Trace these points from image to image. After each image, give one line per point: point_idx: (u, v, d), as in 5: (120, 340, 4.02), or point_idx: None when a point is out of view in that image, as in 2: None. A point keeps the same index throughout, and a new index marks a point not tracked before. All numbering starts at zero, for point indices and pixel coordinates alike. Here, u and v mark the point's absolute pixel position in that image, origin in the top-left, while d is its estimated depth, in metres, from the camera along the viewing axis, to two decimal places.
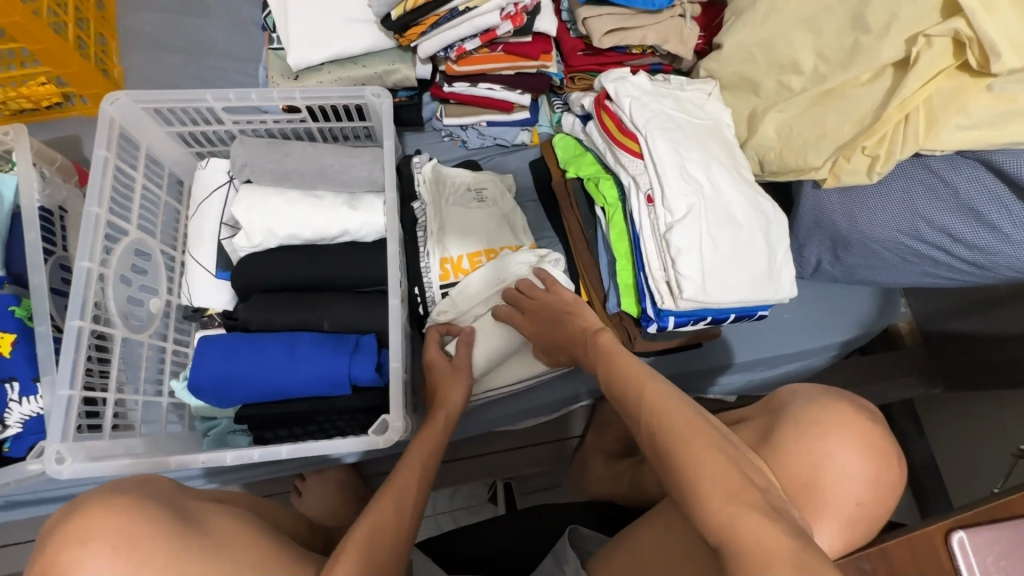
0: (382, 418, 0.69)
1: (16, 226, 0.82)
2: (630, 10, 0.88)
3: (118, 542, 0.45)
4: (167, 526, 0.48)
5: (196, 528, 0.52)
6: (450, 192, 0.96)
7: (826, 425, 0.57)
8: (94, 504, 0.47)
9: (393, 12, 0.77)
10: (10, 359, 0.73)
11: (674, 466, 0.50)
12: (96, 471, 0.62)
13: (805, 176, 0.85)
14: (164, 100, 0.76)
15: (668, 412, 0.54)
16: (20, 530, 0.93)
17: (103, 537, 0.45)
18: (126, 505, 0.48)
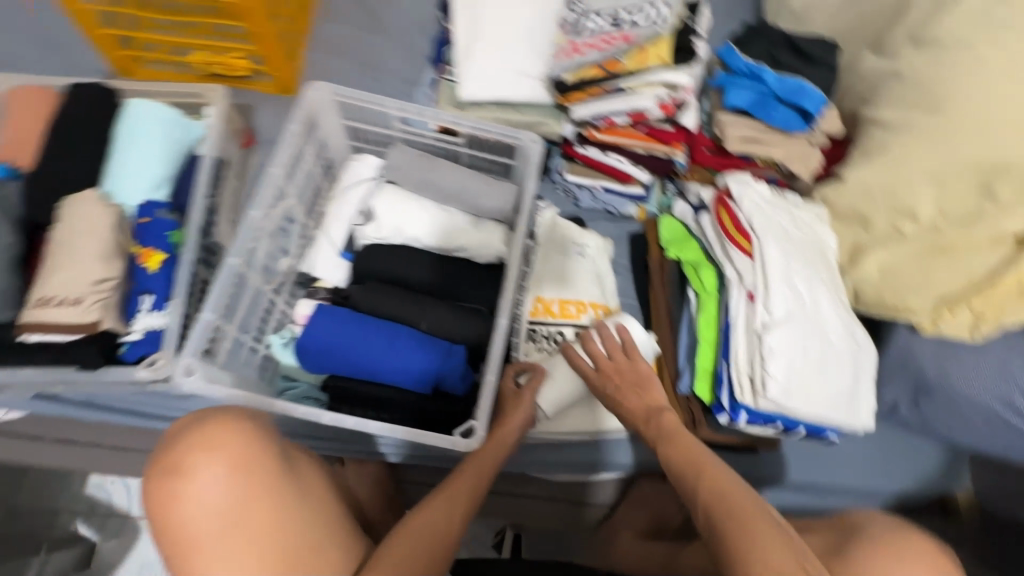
0: (470, 425, 0.76)
1: (190, 166, 0.94)
2: (767, 126, 0.95)
3: (223, 463, 0.52)
4: (266, 463, 0.54)
5: (291, 467, 0.58)
6: (556, 240, 1.02)
7: (909, 553, 0.55)
8: (213, 423, 0.54)
9: (565, 76, 0.85)
10: (154, 276, 0.81)
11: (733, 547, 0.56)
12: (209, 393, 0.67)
13: (900, 317, 0.88)
14: (356, 98, 0.86)
15: (731, 498, 0.60)
16: (77, 432, 0.98)
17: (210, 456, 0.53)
18: (238, 433, 0.54)
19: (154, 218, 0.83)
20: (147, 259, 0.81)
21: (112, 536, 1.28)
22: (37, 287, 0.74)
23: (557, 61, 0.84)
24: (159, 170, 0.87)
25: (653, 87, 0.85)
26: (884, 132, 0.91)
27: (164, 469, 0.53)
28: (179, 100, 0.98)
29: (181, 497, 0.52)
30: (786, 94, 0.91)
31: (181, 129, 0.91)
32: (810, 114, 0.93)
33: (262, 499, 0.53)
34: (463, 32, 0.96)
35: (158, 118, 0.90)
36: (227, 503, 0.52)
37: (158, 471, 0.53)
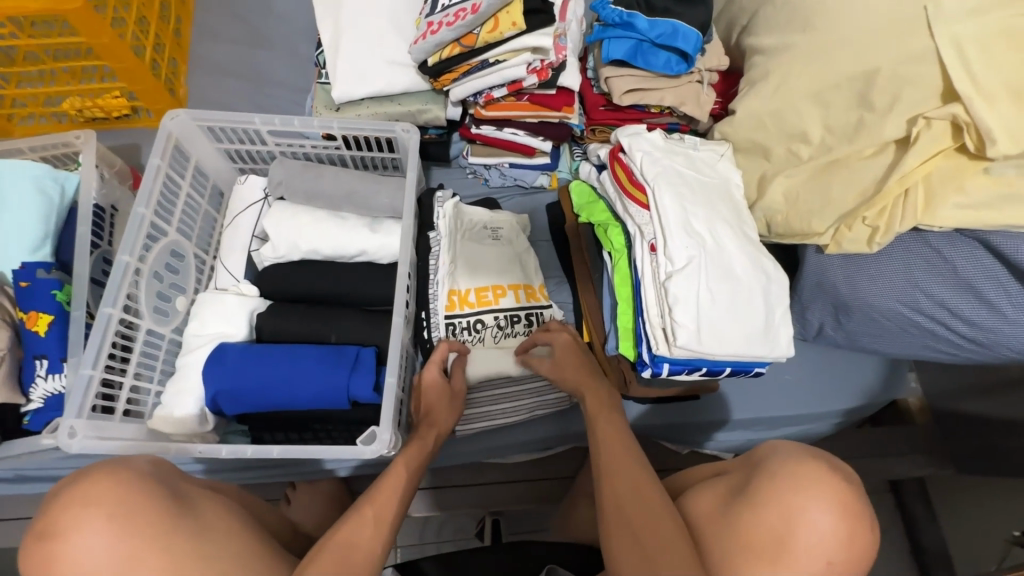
0: (371, 430, 0.71)
1: (73, 218, 0.91)
2: (650, 72, 0.94)
3: (121, 510, 0.50)
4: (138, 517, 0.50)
5: (141, 521, 0.50)
6: (467, 227, 0.97)
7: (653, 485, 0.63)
8: (107, 470, 0.52)
9: (430, 59, 0.83)
10: (44, 339, 0.78)
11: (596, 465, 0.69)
12: (101, 449, 0.65)
13: (810, 241, 0.87)
14: (216, 119, 0.82)
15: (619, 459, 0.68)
16: (14, 507, 0.95)
17: (117, 500, 0.50)
18: (148, 481, 0.53)
19: (35, 281, 0.79)
20: (35, 323, 0.78)
21: None
22: None
23: (416, 46, 0.82)
24: (34, 230, 0.85)
25: (520, 53, 0.82)
26: (765, 58, 0.89)
27: (41, 531, 0.49)
28: (48, 154, 0.94)
29: (80, 555, 0.48)
30: (659, 37, 0.89)
31: (53, 182, 0.88)
32: (690, 55, 0.91)
33: (178, 541, 0.51)
34: (329, 34, 0.93)
35: (24, 175, 0.86)
36: (151, 542, 0.50)
37: (33, 539, 0.49)
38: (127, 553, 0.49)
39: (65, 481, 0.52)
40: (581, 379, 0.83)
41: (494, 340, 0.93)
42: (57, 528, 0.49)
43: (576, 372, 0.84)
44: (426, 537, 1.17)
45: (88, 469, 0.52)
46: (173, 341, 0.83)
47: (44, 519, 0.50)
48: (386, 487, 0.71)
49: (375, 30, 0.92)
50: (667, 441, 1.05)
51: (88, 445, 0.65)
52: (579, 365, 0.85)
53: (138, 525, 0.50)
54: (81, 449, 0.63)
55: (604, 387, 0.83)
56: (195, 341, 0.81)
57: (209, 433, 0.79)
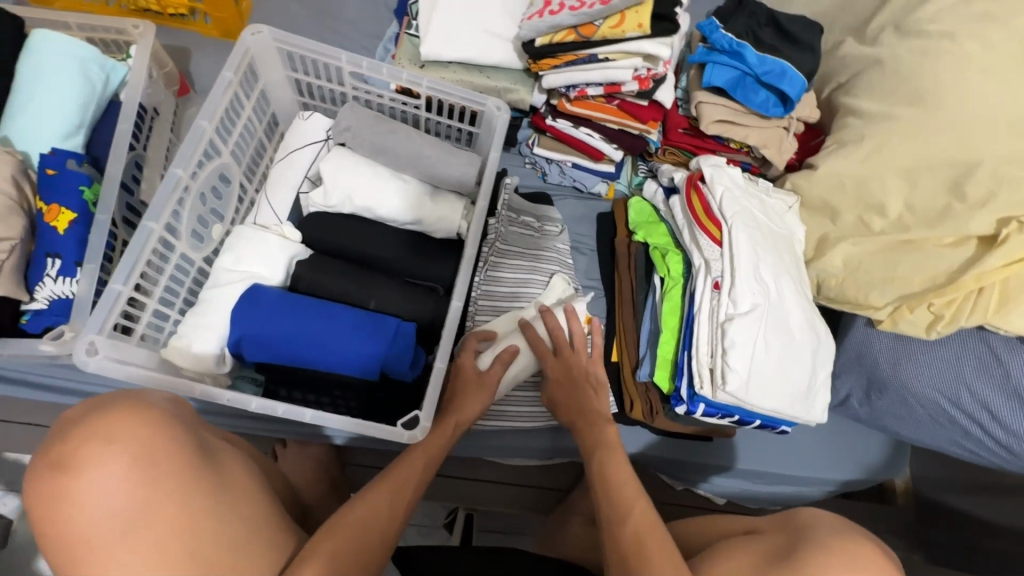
0: (414, 415, 0.73)
1: (111, 112, 0.83)
2: (744, 108, 0.91)
3: (145, 454, 0.45)
4: (169, 462, 0.46)
5: (162, 463, 0.45)
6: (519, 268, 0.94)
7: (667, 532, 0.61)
8: (130, 404, 0.47)
9: (538, 39, 0.78)
10: (62, 237, 0.71)
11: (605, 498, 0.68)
12: (118, 374, 0.60)
13: (860, 311, 0.87)
14: (301, 48, 0.76)
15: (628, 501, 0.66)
16: None
17: (145, 442, 0.45)
18: (175, 426, 0.48)
19: (64, 171, 0.73)
20: (54, 218, 0.71)
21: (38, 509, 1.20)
22: None
23: (529, 23, 0.77)
24: (71, 117, 0.77)
25: (631, 57, 0.78)
26: (861, 122, 0.88)
27: (52, 463, 0.43)
28: (96, 36, 0.86)
29: (95, 493, 0.42)
30: (766, 75, 0.87)
31: (97, 68, 0.81)
32: (790, 99, 0.89)
33: (193, 500, 0.46)
34: None
35: (69, 52, 0.78)
36: (174, 495, 0.45)
37: (45, 467, 0.43)
38: (146, 503, 0.44)
39: (73, 412, 0.46)
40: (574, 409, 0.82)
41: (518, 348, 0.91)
42: (75, 460, 0.43)
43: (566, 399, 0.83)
44: None
45: (111, 399, 0.47)
46: (201, 270, 0.77)
47: (58, 449, 0.44)
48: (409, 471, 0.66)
49: None
50: (665, 474, 1.03)
51: (105, 367, 0.59)
52: (580, 402, 0.81)
53: (158, 474, 0.45)
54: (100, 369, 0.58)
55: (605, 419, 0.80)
56: (227, 275, 0.75)
57: (224, 378, 0.74)
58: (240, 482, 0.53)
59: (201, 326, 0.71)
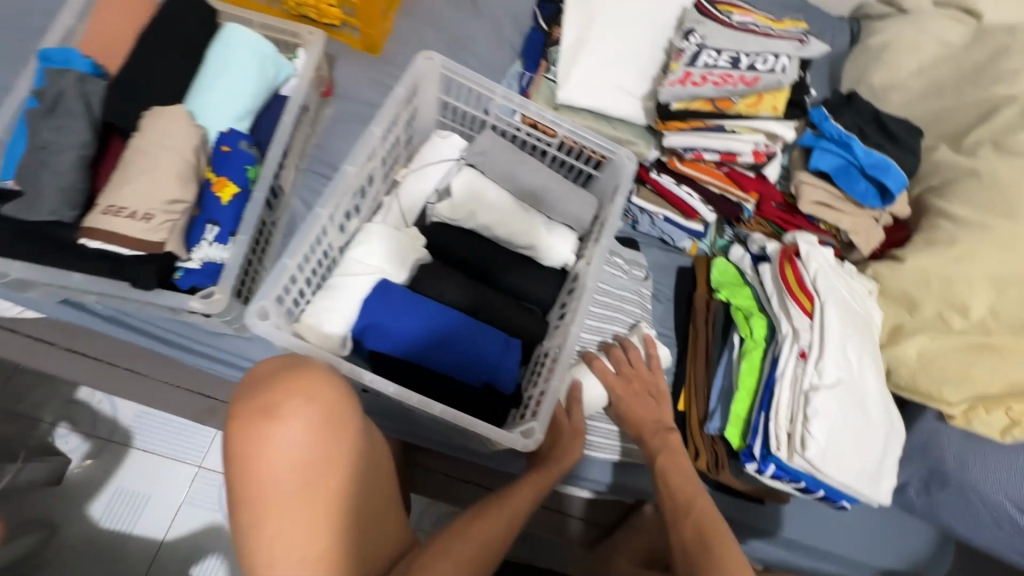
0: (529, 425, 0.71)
1: (273, 103, 0.92)
2: (842, 194, 0.97)
3: (323, 425, 0.54)
4: (340, 430, 0.56)
5: (336, 431, 0.56)
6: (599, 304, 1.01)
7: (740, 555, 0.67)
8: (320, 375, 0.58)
9: (675, 103, 0.85)
10: (224, 207, 0.78)
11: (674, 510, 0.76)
12: (278, 338, 0.65)
13: (931, 404, 0.90)
14: (463, 77, 0.84)
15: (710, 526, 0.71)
16: (84, 344, 0.92)
17: (327, 411, 0.55)
18: (350, 406, 0.57)
19: (236, 149, 0.81)
20: (220, 189, 0.79)
21: (91, 455, 1.24)
22: (107, 195, 0.71)
23: (670, 88, 0.83)
24: (247, 102, 0.86)
25: (756, 133, 0.85)
26: (953, 226, 0.94)
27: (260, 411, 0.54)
28: (272, 35, 0.96)
29: (286, 440, 0.53)
30: (871, 168, 0.93)
31: (272, 64, 0.90)
32: (889, 192, 0.94)
33: (346, 472, 0.56)
34: (572, 38, 0.97)
35: (253, 48, 0.88)
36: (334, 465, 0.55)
37: (255, 410, 0.55)
38: (320, 458, 0.54)
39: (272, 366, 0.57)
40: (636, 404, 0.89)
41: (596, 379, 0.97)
42: (276, 411, 0.54)
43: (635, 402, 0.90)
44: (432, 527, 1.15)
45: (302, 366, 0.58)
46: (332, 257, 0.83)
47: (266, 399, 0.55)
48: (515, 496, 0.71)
49: (618, 55, 0.95)
50: None
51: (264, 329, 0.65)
52: (635, 416, 0.89)
53: (328, 444, 0.55)
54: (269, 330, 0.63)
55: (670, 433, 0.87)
56: (359, 267, 0.82)
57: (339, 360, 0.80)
58: (377, 463, 0.63)
59: (334, 309, 0.77)
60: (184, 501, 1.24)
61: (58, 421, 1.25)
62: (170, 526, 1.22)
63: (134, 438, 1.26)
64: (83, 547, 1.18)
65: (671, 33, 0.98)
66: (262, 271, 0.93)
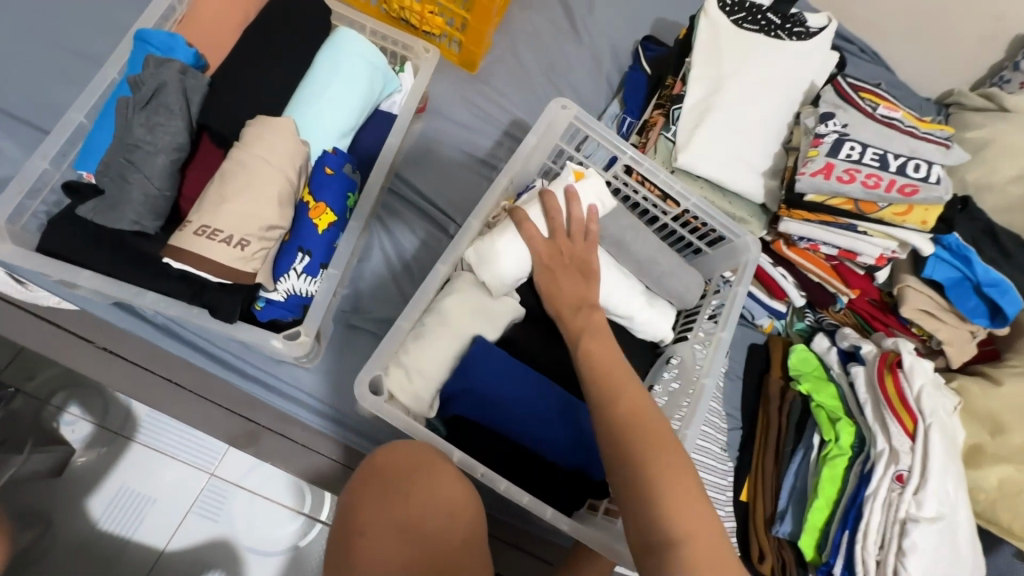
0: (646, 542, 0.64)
1: (373, 118, 0.85)
2: (948, 305, 0.93)
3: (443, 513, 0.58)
4: (451, 526, 0.58)
5: (446, 523, 0.58)
6: None
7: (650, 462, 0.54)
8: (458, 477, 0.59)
9: (810, 194, 0.79)
10: (319, 236, 0.71)
11: (608, 419, 0.58)
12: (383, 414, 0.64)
13: (1010, 537, 0.87)
14: (592, 130, 0.78)
15: (642, 415, 0.57)
16: (127, 349, 0.83)
17: (449, 503, 0.58)
18: (469, 514, 0.59)
19: (339, 173, 0.73)
20: (317, 216, 0.71)
21: (98, 447, 1.15)
22: (200, 214, 0.63)
23: (808, 178, 0.78)
24: (352, 117, 0.78)
25: (888, 238, 0.81)
26: None
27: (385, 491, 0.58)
28: (378, 41, 0.88)
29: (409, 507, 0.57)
30: (989, 286, 0.88)
31: (380, 78, 0.82)
32: (1002, 314, 0.90)
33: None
34: (696, 100, 0.91)
35: (365, 59, 0.80)
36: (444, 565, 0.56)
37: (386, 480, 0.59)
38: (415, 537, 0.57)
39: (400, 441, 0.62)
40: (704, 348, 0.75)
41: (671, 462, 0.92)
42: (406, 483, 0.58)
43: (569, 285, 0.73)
44: None
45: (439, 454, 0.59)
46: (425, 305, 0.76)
47: (398, 472, 0.59)
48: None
49: (744, 125, 0.90)
50: None
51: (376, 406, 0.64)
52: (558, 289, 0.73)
53: (441, 544, 0.57)
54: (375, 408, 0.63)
55: None
56: (450, 320, 0.73)
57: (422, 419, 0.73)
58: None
59: (425, 368, 0.70)
60: (191, 509, 1.15)
61: (66, 404, 1.16)
62: (173, 534, 1.14)
63: (143, 433, 1.17)
64: (77, 545, 1.10)
65: (799, 108, 0.93)
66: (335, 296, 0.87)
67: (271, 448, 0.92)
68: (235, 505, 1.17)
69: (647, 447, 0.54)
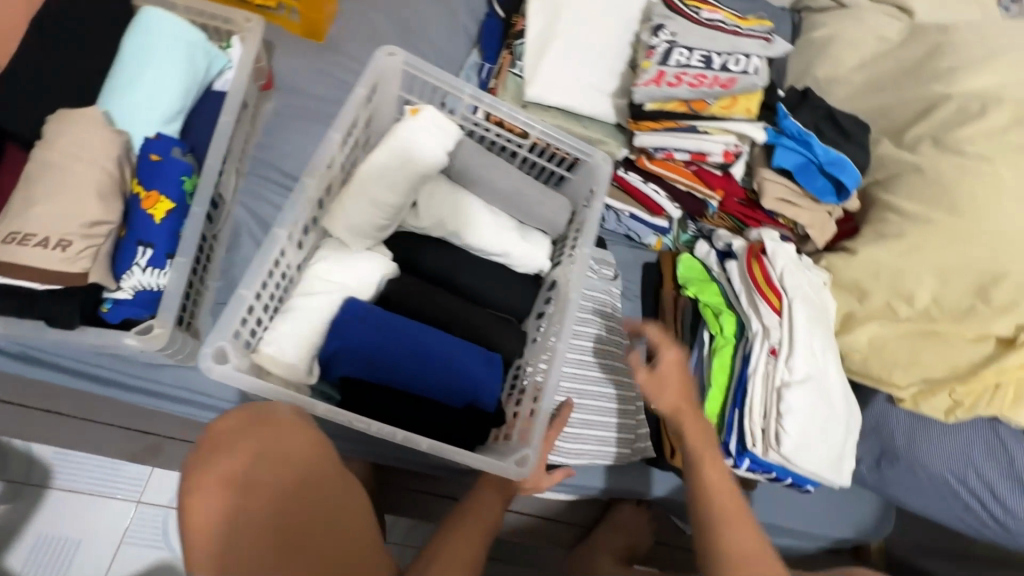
0: (524, 452, 0.69)
1: (205, 100, 0.81)
2: (800, 190, 1.00)
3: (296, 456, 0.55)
4: (310, 465, 0.55)
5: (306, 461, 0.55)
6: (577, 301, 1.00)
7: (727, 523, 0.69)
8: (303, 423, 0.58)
9: (648, 103, 0.84)
10: (158, 226, 0.68)
11: (717, 508, 0.71)
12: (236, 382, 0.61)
13: (881, 387, 0.96)
14: (427, 74, 0.78)
15: (711, 492, 0.72)
16: None
17: (300, 443, 0.56)
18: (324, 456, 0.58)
19: (168, 158, 0.70)
20: (152, 205, 0.68)
21: (6, 501, 1.09)
22: (13, 220, 0.61)
23: (644, 88, 0.82)
24: (177, 101, 0.75)
25: (727, 133, 0.85)
26: (902, 219, 0.97)
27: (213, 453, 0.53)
28: (198, 21, 0.84)
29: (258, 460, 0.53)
30: (829, 165, 0.96)
31: (203, 56, 0.78)
32: (845, 188, 0.97)
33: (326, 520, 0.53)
34: (537, 33, 0.92)
35: (177, 38, 0.76)
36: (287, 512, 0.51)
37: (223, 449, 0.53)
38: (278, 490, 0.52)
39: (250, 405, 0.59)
40: (680, 403, 0.76)
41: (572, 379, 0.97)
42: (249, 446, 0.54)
43: (676, 398, 0.76)
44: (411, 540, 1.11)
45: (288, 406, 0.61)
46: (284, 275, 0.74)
47: (234, 441, 0.54)
48: (474, 527, 0.70)
49: (585, 51, 0.92)
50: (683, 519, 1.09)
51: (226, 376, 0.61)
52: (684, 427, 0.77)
53: (304, 487, 0.54)
54: (221, 377, 0.60)
55: (704, 426, 0.77)
56: (324, 285, 0.75)
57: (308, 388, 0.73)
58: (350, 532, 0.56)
59: (298, 337, 0.70)
60: (122, 542, 1.11)
61: None
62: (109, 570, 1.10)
63: (55, 477, 1.11)
64: None
65: (637, 27, 0.95)
66: (206, 290, 0.83)
67: (177, 455, 0.92)
68: (171, 526, 1.14)
69: (729, 517, 0.70)
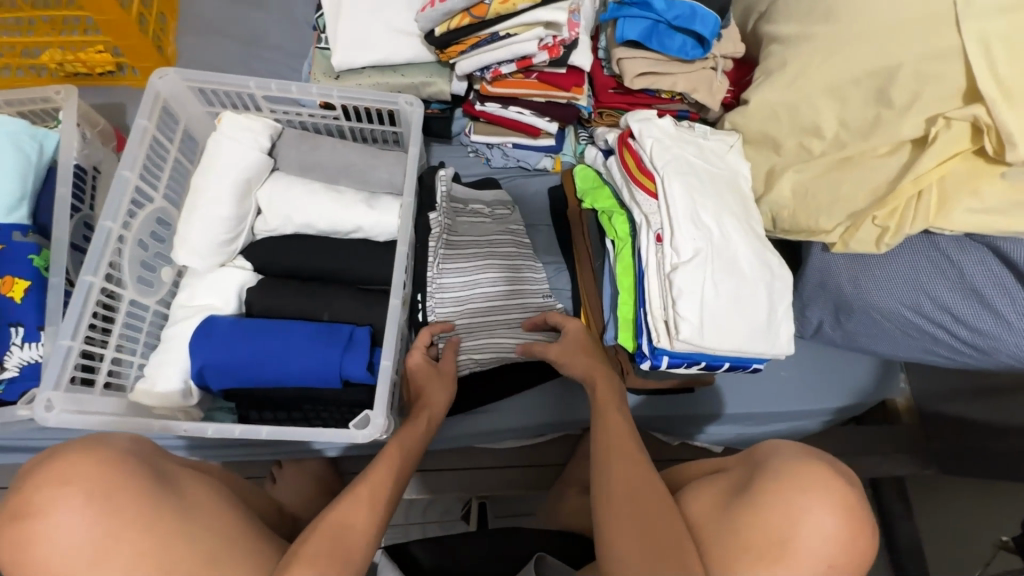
0: (365, 414, 0.72)
1: (50, 178, 0.86)
2: (663, 56, 0.90)
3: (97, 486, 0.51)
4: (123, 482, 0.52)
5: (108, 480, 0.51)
6: (464, 243, 0.97)
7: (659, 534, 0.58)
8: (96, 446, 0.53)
9: (437, 28, 0.79)
10: (21, 305, 0.75)
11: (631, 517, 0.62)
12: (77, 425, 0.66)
13: (814, 238, 0.86)
14: (209, 81, 0.81)
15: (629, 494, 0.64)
16: None
17: (100, 472, 0.51)
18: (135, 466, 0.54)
19: (11, 244, 0.76)
20: (10, 289, 0.75)
21: None
22: None
23: (424, 14, 0.78)
24: (11, 189, 0.78)
25: (532, 28, 0.79)
26: (783, 48, 0.85)
27: (13, 512, 0.49)
28: (26, 109, 0.89)
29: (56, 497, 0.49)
30: (676, 19, 0.85)
31: (29, 139, 0.82)
32: (706, 39, 0.88)
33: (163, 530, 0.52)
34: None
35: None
36: (136, 526, 0.51)
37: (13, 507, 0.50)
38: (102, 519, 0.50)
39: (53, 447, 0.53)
40: (587, 364, 0.86)
41: (478, 321, 0.94)
42: (31, 507, 0.49)
43: (586, 358, 0.86)
44: (412, 517, 1.12)
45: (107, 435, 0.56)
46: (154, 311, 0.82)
47: (17, 499, 0.50)
48: (385, 464, 0.72)
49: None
50: (659, 433, 1.04)
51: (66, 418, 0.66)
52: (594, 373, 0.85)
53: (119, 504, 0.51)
54: (59, 423, 0.65)
55: (614, 384, 0.83)
56: (182, 311, 0.79)
57: (197, 409, 0.78)
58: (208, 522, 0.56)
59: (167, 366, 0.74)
60: None
61: None
62: None
63: None
64: None
65: None
66: None
67: None
68: None
69: (644, 521, 0.60)
